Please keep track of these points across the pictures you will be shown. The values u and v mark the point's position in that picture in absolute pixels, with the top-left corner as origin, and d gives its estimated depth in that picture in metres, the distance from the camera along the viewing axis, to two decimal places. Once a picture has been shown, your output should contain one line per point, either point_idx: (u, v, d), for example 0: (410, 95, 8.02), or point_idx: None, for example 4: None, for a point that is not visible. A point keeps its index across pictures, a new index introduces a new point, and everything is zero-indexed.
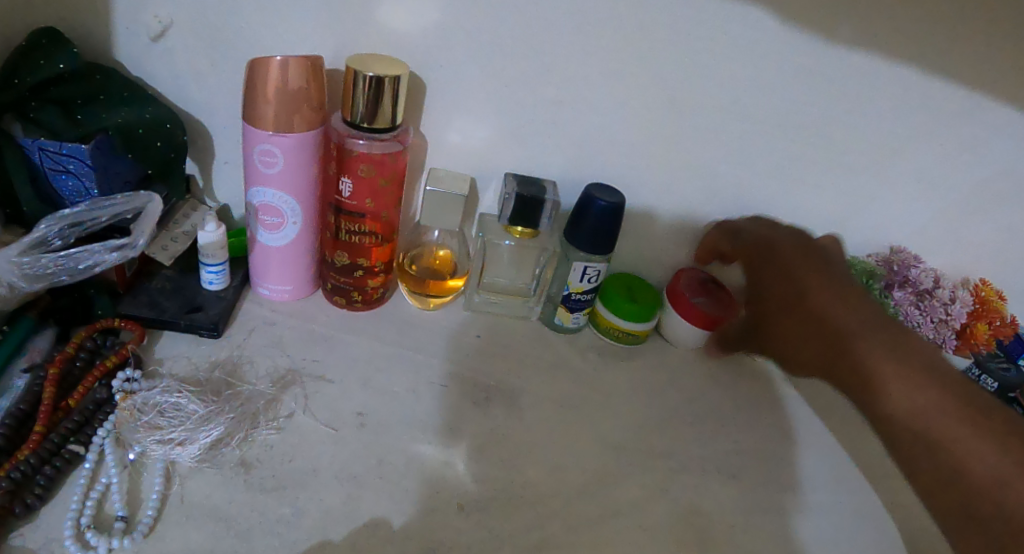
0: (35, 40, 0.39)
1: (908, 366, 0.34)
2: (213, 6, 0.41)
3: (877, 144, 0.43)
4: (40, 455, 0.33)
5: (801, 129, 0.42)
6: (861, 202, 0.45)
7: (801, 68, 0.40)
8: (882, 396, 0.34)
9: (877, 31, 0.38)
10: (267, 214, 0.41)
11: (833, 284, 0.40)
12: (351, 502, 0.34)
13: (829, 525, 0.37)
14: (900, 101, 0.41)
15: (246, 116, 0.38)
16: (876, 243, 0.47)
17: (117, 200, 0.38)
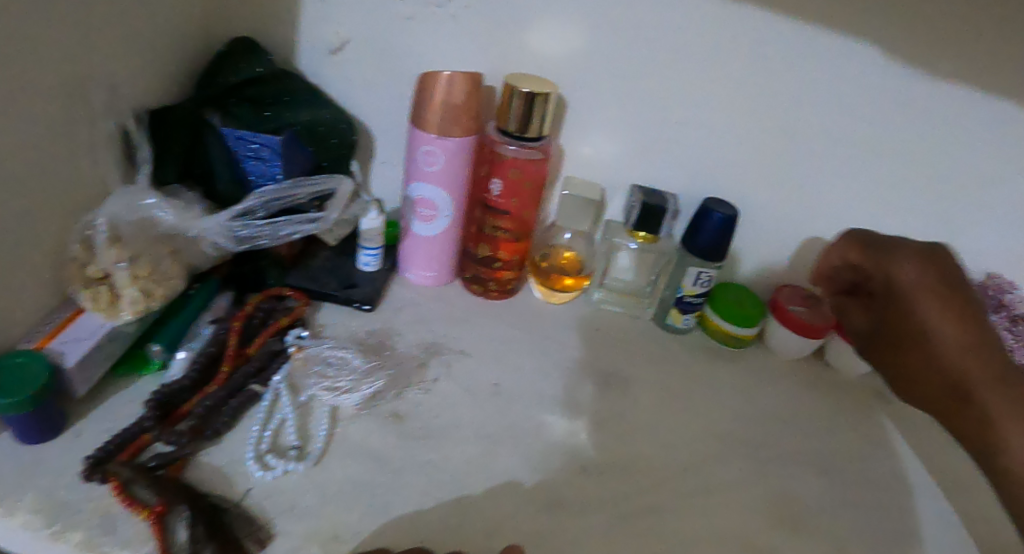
0: (237, 46, 0.48)
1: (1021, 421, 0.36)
2: (386, 26, 0.48)
3: (984, 173, 0.46)
4: (226, 392, 0.41)
5: (900, 157, 0.46)
6: (958, 228, 0.48)
7: (901, 101, 0.44)
8: (991, 454, 0.37)
9: (976, 68, 0.42)
10: (422, 207, 0.48)
11: (961, 323, 0.40)
12: (490, 453, 0.41)
13: (918, 523, 0.40)
14: (999, 133, 0.44)
15: (415, 124, 0.46)
16: (972, 269, 0.50)
17: (315, 182, 0.47)
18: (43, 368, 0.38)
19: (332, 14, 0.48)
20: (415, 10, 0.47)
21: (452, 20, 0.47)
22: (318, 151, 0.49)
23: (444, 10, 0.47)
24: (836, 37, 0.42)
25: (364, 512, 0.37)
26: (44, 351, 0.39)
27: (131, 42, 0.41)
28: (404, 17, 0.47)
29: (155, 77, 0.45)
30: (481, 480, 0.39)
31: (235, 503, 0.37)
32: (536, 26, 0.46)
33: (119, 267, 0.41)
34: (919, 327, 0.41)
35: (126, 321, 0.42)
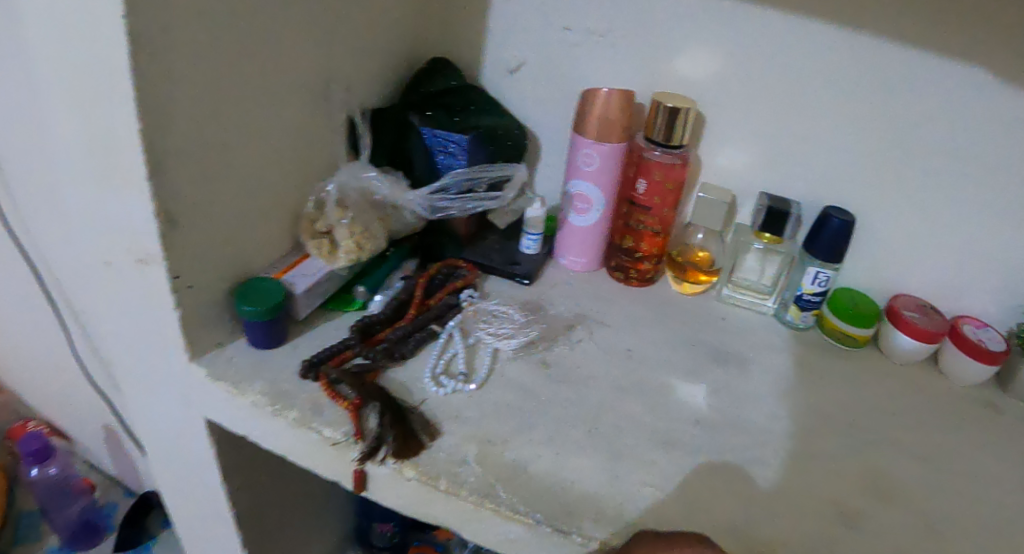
0: (433, 66, 0.61)
1: None
2: (557, 51, 0.59)
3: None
4: (412, 327, 0.52)
5: (1018, 176, 0.49)
6: None
7: (1017, 123, 0.48)
8: None
9: None
10: (579, 201, 0.58)
11: None
12: (618, 399, 0.49)
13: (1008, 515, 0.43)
14: None
15: (577, 131, 0.57)
16: None
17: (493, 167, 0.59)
18: (279, 290, 0.51)
19: (513, 43, 0.60)
20: (581, 39, 0.58)
21: (612, 48, 0.58)
22: (494, 149, 0.59)
23: (605, 40, 0.58)
24: (948, 65, 0.48)
25: (514, 426, 0.46)
26: (280, 280, 0.52)
27: (364, 60, 0.56)
28: (572, 44, 0.59)
29: (381, 89, 0.59)
30: (611, 417, 0.48)
31: (415, 407, 0.47)
32: (682, 55, 0.56)
33: (341, 223, 0.53)
34: None
35: (341, 264, 0.54)
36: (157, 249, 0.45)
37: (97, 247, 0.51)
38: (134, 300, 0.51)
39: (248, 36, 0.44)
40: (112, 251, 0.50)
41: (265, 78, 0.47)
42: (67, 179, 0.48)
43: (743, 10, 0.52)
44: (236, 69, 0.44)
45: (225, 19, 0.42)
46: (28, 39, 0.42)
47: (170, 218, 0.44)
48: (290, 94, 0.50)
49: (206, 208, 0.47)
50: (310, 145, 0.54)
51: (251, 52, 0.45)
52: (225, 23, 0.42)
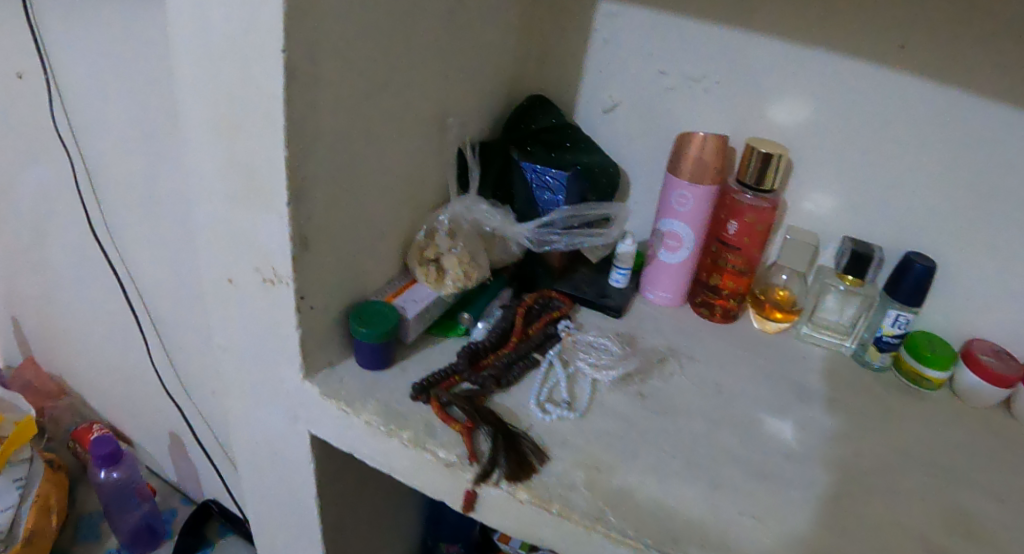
0: (532, 103, 0.64)
1: None
2: (651, 93, 0.62)
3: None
4: (515, 355, 0.55)
5: None
6: None
7: None
8: None
9: None
10: (670, 239, 0.61)
11: None
12: (712, 431, 0.52)
13: None
14: None
15: (671, 173, 0.60)
16: None
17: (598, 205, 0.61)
18: (393, 313, 0.54)
19: (609, 84, 0.64)
20: (675, 82, 0.61)
21: (705, 92, 0.60)
22: (592, 187, 0.63)
23: (699, 85, 0.60)
24: None
25: (617, 454, 0.49)
26: (392, 304, 0.56)
27: (473, 97, 0.59)
28: (667, 87, 0.62)
29: (482, 124, 0.63)
30: (707, 449, 0.50)
31: (523, 431, 0.50)
32: (774, 102, 0.59)
33: (450, 251, 0.57)
34: None
35: (449, 290, 0.57)
36: (288, 269, 0.49)
37: (222, 267, 0.55)
38: (256, 318, 0.55)
39: (381, 75, 0.48)
40: (239, 272, 0.53)
41: (391, 113, 0.50)
42: (202, 204, 0.52)
43: (838, 65, 0.55)
44: (369, 105, 0.48)
45: (364, 60, 0.46)
46: (183, 76, 0.46)
47: (302, 240, 0.48)
48: (410, 127, 0.53)
49: (332, 233, 0.50)
50: (425, 178, 0.57)
51: (383, 89, 0.49)
52: (362, 64, 0.46)
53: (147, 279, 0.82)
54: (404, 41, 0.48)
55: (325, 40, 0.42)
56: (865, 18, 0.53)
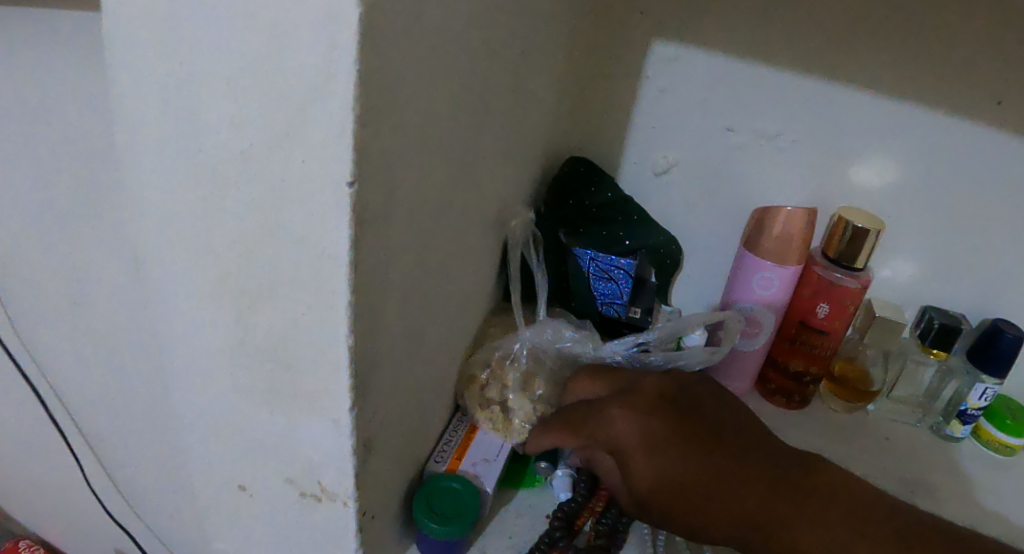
0: (578, 170, 0.50)
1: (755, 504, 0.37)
2: (715, 152, 0.52)
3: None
4: (615, 509, 0.44)
5: None
6: None
7: None
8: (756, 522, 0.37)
9: None
10: (748, 324, 0.51)
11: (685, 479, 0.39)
12: None
13: None
14: None
15: (748, 251, 0.51)
16: None
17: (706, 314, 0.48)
18: (472, 492, 0.41)
19: (663, 142, 0.52)
20: (745, 140, 0.52)
21: (780, 152, 0.52)
22: (657, 272, 0.52)
23: (773, 142, 0.52)
24: None
25: None
26: (463, 473, 0.42)
27: (519, 183, 0.47)
28: (734, 146, 0.52)
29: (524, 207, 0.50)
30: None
31: None
32: (858, 162, 0.52)
33: (521, 392, 0.45)
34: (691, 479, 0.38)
35: (519, 440, 0.44)
36: (345, 485, 0.36)
37: (229, 469, 0.39)
38: (281, 527, 0.40)
39: (438, 190, 0.35)
40: (258, 474, 0.38)
41: (446, 236, 0.38)
42: (205, 393, 0.37)
43: (920, 119, 0.50)
44: (423, 236, 0.35)
45: (418, 182, 0.33)
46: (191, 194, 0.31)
47: (365, 445, 0.35)
48: (465, 247, 0.40)
49: (388, 413, 0.37)
50: (473, 298, 0.44)
51: (438, 208, 0.36)
52: (417, 189, 0.33)
53: (81, 408, 0.64)
54: (461, 138, 0.36)
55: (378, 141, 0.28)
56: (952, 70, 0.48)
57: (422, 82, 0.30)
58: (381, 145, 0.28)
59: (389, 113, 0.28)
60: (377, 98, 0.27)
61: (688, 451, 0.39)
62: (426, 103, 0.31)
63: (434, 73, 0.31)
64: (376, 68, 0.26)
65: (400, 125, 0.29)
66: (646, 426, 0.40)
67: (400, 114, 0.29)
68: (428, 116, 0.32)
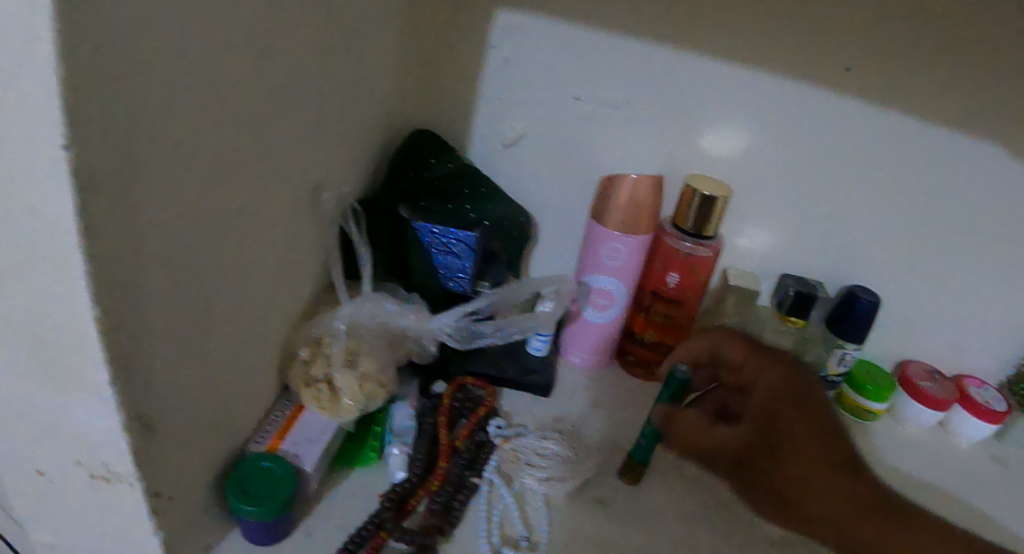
0: (421, 141, 0.50)
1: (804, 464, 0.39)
2: (564, 122, 0.52)
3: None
4: (451, 486, 0.43)
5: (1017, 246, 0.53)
6: None
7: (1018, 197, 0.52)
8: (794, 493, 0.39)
9: None
10: (598, 296, 0.52)
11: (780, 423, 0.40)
12: (692, 537, 0.44)
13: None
14: None
15: (598, 221, 0.50)
16: None
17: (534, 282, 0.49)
18: (289, 474, 0.40)
19: (514, 112, 0.52)
20: (593, 110, 0.51)
21: (628, 120, 0.51)
22: (504, 244, 0.52)
23: (621, 111, 0.51)
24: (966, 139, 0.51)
25: None
26: (281, 454, 0.41)
27: (350, 155, 0.46)
28: (582, 115, 0.51)
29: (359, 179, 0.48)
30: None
31: None
32: (708, 129, 0.52)
33: (345, 369, 0.43)
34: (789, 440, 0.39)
35: (347, 418, 0.43)
36: (127, 463, 0.33)
37: (20, 455, 0.36)
38: (84, 514, 0.38)
39: (234, 159, 0.34)
40: (42, 461, 0.36)
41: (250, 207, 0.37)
42: None
43: (772, 84, 0.50)
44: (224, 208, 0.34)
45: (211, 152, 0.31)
46: None
47: (146, 424, 0.33)
48: (276, 218, 0.39)
49: (190, 393, 0.35)
50: (298, 272, 0.43)
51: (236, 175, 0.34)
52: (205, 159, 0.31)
53: None
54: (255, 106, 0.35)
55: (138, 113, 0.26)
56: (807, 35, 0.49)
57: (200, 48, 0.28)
58: (148, 113, 0.26)
59: (158, 81, 0.26)
60: (134, 65, 0.25)
61: (792, 413, 0.40)
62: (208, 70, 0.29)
63: (217, 39, 0.29)
64: (132, 33, 0.24)
65: (169, 90, 0.27)
66: (801, 419, 0.40)
67: (176, 81, 0.27)
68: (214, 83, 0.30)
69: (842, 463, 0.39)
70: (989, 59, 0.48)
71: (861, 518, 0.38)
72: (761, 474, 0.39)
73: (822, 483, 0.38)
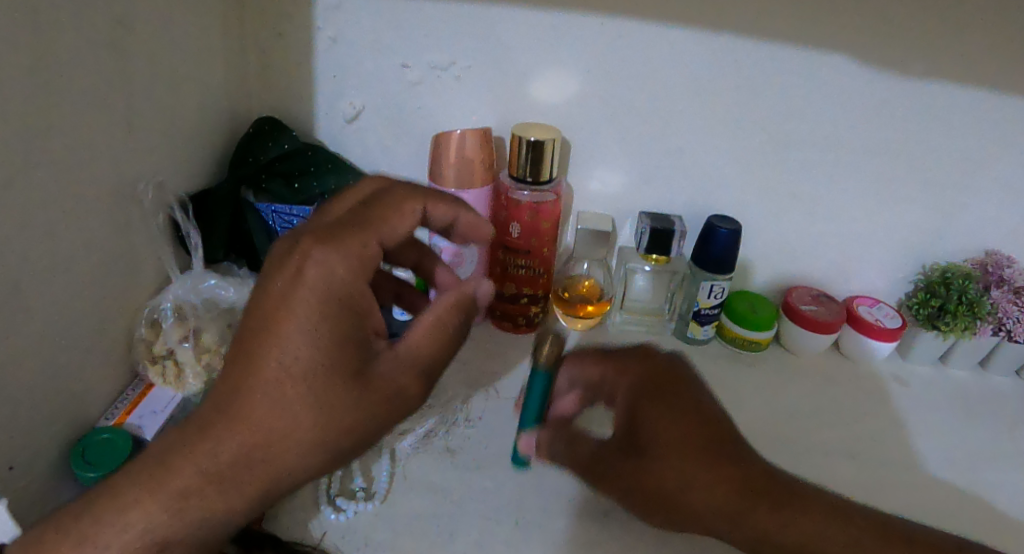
0: (261, 128, 0.52)
1: (683, 462, 0.37)
2: (396, 92, 0.54)
3: (960, 159, 0.52)
4: None
5: (871, 155, 0.53)
6: (949, 213, 0.54)
7: (866, 105, 0.51)
8: (679, 503, 0.37)
9: (922, 74, 0.50)
10: (449, 255, 0.53)
11: (667, 401, 0.39)
12: (541, 475, 0.45)
13: (930, 498, 0.46)
14: (950, 123, 0.51)
15: (433, 181, 0.51)
16: (969, 250, 0.56)
17: None
18: (127, 442, 0.42)
19: (349, 89, 0.54)
20: (422, 76, 0.53)
21: (456, 80, 0.53)
22: None
23: (448, 73, 0.53)
24: (799, 52, 0.50)
25: (431, 540, 0.41)
26: (123, 426, 0.44)
27: (176, 145, 0.48)
28: (412, 83, 0.53)
29: (198, 168, 0.51)
30: (538, 498, 0.44)
31: (315, 548, 0.40)
32: (539, 78, 0.52)
33: (183, 345, 0.47)
34: (660, 438, 0.37)
35: (193, 389, 0.47)
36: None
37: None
38: None
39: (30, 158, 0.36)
40: None
41: (70, 204, 0.39)
42: None
43: (597, 24, 0.50)
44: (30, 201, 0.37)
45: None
46: None
47: None
48: (97, 210, 0.42)
49: (18, 372, 0.38)
50: (129, 261, 0.46)
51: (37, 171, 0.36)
52: None
53: None
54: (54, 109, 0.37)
55: None
56: None
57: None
58: None
59: None
60: None
61: (671, 404, 0.39)
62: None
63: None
64: None
65: None
66: (664, 408, 0.38)
67: None
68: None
69: (720, 445, 0.38)
70: None
71: (753, 502, 0.37)
72: (636, 479, 0.38)
73: (702, 476, 0.37)
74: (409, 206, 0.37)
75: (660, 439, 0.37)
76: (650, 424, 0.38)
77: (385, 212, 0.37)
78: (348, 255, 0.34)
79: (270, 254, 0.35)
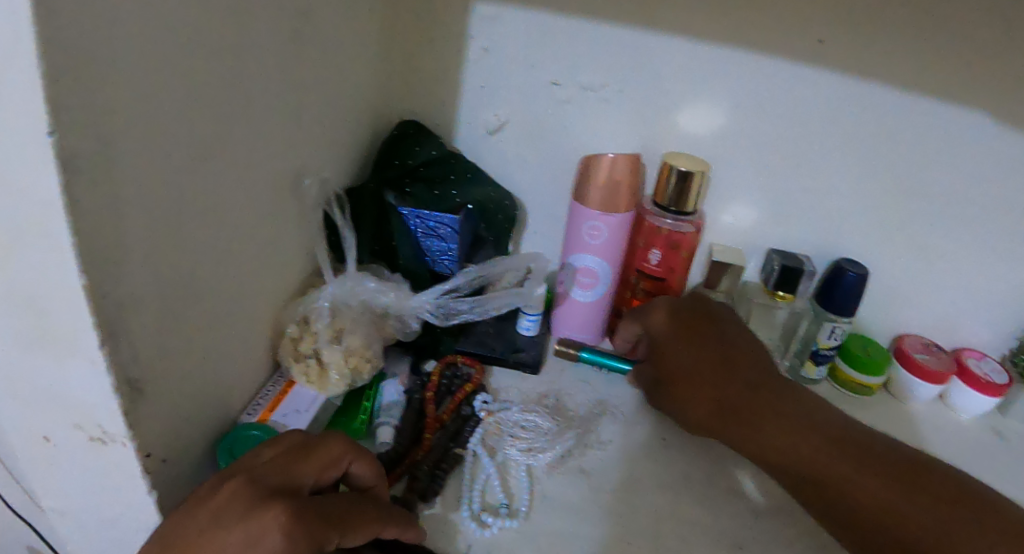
0: (406, 131, 0.53)
1: (684, 375, 0.49)
2: (543, 108, 0.54)
3: None
4: (435, 456, 0.45)
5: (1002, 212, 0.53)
6: None
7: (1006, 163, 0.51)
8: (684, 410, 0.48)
9: None
10: (584, 275, 0.54)
11: (688, 336, 0.50)
12: (672, 503, 0.46)
13: None
14: None
15: (578, 201, 0.51)
16: None
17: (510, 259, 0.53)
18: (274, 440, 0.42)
19: (495, 101, 0.54)
20: (571, 94, 0.53)
21: (605, 102, 0.53)
22: (488, 227, 0.54)
23: (599, 93, 0.53)
24: (942, 106, 0.50)
25: None
26: (269, 423, 0.43)
27: (333, 142, 0.49)
28: (560, 100, 0.53)
29: (348, 168, 0.51)
30: (673, 526, 0.44)
31: None
32: (687, 108, 0.53)
33: (332, 345, 0.46)
34: (666, 356, 0.50)
35: (334, 390, 0.46)
36: (118, 421, 0.34)
37: (26, 420, 0.36)
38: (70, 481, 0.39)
39: (212, 147, 0.35)
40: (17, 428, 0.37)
41: (242, 195, 0.39)
42: None
43: (747, 60, 0.51)
44: (214, 191, 0.36)
45: (190, 136, 0.33)
46: None
47: (135, 388, 0.34)
48: (263, 201, 0.42)
49: (183, 361, 0.37)
50: (285, 255, 0.46)
51: (217, 160, 0.36)
52: (183, 142, 0.33)
53: None
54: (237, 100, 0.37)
55: (118, 107, 0.28)
56: (785, 6, 0.48)
57: (173, 39, 0.30)
58: (134, 107, 0.29)
59: (143, 76, 0.29)
60: (118, 61, 0.27)
61: (686, 342, 0.49)
62: (184, 54, 0.31)
63: (188, 31, 0.31)
64: (117, 33, 0.27)
65: (147, 75, 0.29)
66: (680, 339, 0.50)
67: (156, 74, 0.30)
68: (189, 69, 0.32)
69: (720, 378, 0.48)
70: (966, 22, 0.47)
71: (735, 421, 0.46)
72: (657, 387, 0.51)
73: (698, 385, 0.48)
74: (342, 462, 0.36)
75: (667, 356, 0.50)
76: (666, 348, 0.50)
77: (317, 463, 0.35)
78: (288, 522, 0.31)
79: (199, 513, 0.31)
